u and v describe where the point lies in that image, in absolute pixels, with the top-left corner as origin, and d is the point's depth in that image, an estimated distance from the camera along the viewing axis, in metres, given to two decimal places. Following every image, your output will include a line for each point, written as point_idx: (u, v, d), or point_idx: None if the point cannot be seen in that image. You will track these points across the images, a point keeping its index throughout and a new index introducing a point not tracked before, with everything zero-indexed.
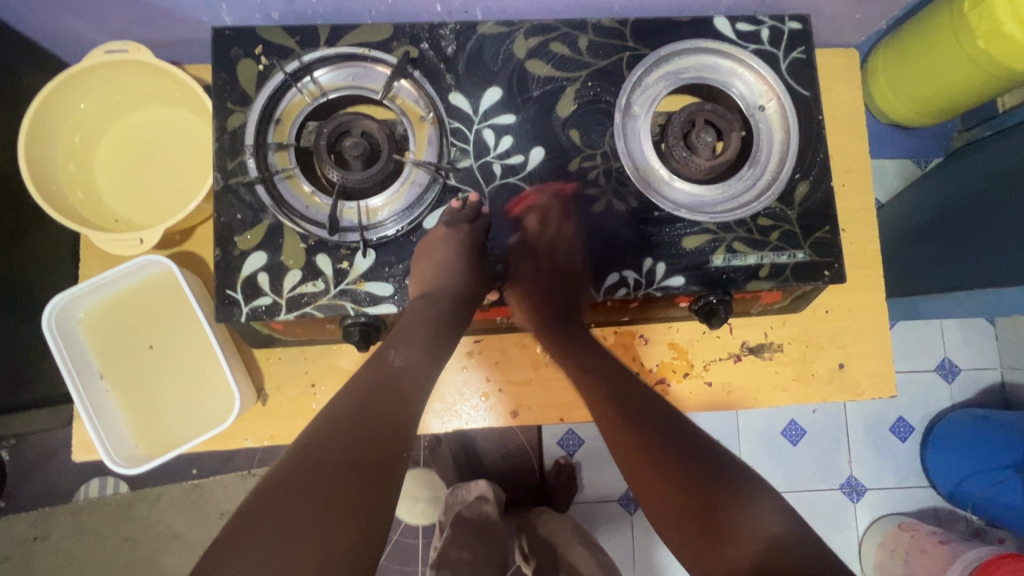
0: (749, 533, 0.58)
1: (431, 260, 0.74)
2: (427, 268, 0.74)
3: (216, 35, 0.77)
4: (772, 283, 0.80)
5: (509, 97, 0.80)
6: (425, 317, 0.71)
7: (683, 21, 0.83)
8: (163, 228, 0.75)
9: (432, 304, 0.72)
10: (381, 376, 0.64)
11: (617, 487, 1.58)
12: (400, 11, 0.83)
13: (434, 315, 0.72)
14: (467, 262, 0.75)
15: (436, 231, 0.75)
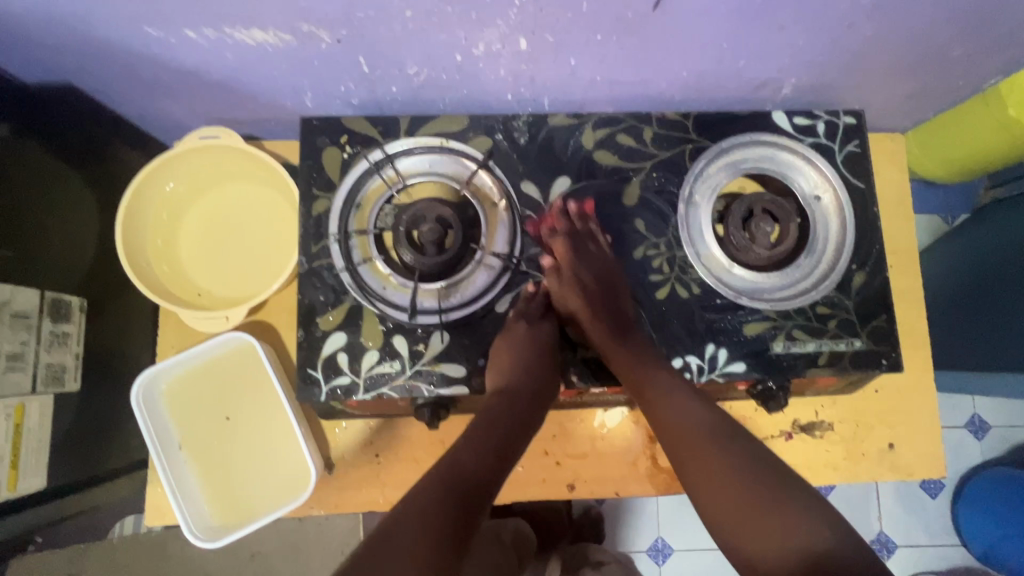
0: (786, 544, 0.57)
1: (501, 360, 0.76)
2: (504, 362, 0.76)
3: (304, 125, 0.82)
4: (831, 370, 0.82)
5: (577, 186, 0.84)
6: (497, 415, 0.72)
7: (742, 115, 0.87)
8: (247, 307, 0.79)
9: (507, 403, 0.73)
10: (450, 476, 0.64)
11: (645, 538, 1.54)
12: (472, 99, 0.88)
13: (507, 414, 0.72)
14: (546, 355, 0.78)
15: (517, 325, 0.78)
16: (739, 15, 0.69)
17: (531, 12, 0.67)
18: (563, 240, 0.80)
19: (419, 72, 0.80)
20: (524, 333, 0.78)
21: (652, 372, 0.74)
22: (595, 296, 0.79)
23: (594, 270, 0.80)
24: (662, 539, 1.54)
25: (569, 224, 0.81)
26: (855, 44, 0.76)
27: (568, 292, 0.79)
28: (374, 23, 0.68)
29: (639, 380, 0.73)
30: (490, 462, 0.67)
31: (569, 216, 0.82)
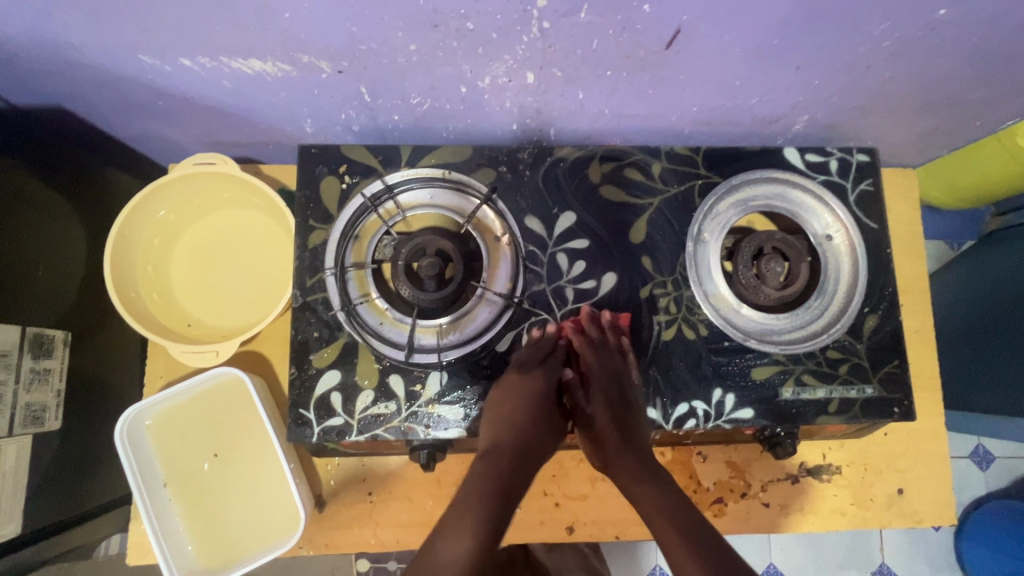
0: None
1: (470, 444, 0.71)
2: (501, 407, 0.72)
3: (302, 154, 0.80)
4: (841, 417, 0.79)
5: (605, 319, 0.78)
6: (485, 480, 0.67)
7: (753, 151, 0.85)
8: (238, 341, 0.76)
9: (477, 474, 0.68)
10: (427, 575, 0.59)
11: (644, 565, 1.41)
12: (477, 129, 0.85)
13: (494, 476, 0.67)
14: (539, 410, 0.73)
15: (511, 374, 0.74)
16: (755, 55, 0.66)
17: (540, 48, 0.64)
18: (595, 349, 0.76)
19: (422, 102, 0.77)
20: (512, 394, 0.73)
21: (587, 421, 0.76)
22: (614, 407, 0.74)
23: (621, 391, 0.75)
24: (662, 568, 1.40)
25: (595, 337, 0.77)
26: (873, 86, 0.73)
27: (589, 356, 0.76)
28: (377, 55, 0.66)
29: (625, 485, 0.70)
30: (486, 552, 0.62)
31: (603, 329, 0.78)
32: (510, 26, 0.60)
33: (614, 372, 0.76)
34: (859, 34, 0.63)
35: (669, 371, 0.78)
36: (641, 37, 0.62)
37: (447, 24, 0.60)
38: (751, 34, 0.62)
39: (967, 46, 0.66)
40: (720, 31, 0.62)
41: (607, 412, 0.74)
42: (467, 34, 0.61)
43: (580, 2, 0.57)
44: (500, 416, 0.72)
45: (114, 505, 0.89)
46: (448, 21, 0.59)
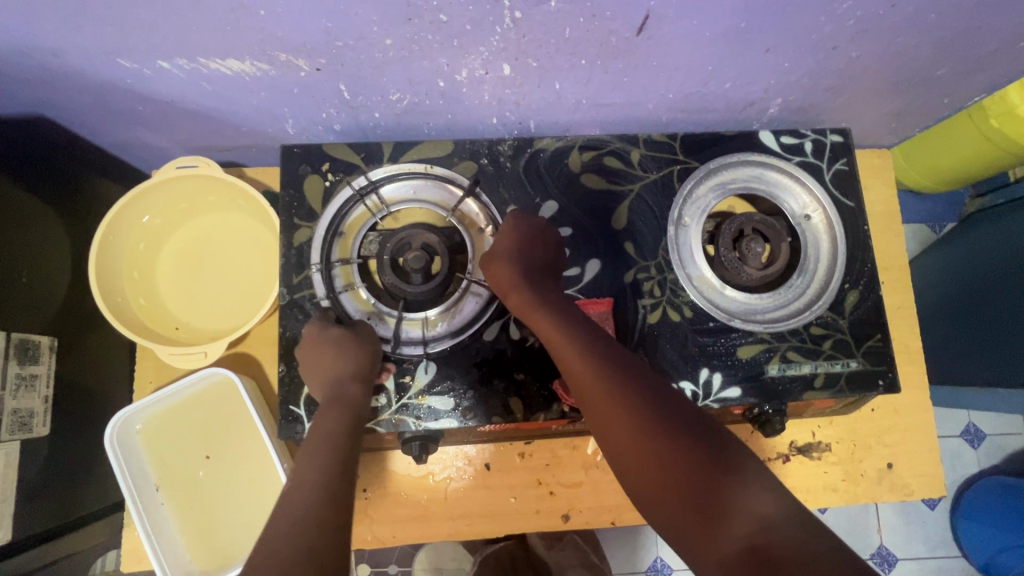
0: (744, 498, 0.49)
1: (323, 330, 0.73)
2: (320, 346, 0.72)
3: (284, 153, 0.80)
4: (827, 392, 0.80)
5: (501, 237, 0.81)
6: (334, 409, 0.68)
7: (729, 136, 0.87)
8: (225, 342, 0.76)
9: (357, 352, 0.71)
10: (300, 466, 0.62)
11: (645, 557, 1.41)
12: (458, 123, 0.87)
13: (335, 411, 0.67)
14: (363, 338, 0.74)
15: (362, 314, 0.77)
16: (725, 39, 0.68)
17: (513, 38, 0.65)
18: (506, 236, 0.76)
19: (401, 98, 0.78)
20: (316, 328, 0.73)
21: (580, 374, 0.62)
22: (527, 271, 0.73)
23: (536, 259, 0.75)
24: (663, 559, 1.41)
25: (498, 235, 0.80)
26: (841, 66, 0.75)
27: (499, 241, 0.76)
28: (354, 51, 0.67)
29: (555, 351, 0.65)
30: (357, 425, 0.68)
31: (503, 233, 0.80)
32: (483, 17, 0.61)
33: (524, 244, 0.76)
34: (824, 14, 0.64)
35: (657, 352, 0.79)
36: (612, 24, 0.63)
37: (421, 17, 0.61)
38: (719, 19, 0.64)
39: (929, 22, 0.67)
40: (689, 15, 0.63)
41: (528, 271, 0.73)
42: (441, 26, 0.62)
43: None
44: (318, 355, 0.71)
45: (106, 514, 0.89)
46: (422, 14, 0.60)
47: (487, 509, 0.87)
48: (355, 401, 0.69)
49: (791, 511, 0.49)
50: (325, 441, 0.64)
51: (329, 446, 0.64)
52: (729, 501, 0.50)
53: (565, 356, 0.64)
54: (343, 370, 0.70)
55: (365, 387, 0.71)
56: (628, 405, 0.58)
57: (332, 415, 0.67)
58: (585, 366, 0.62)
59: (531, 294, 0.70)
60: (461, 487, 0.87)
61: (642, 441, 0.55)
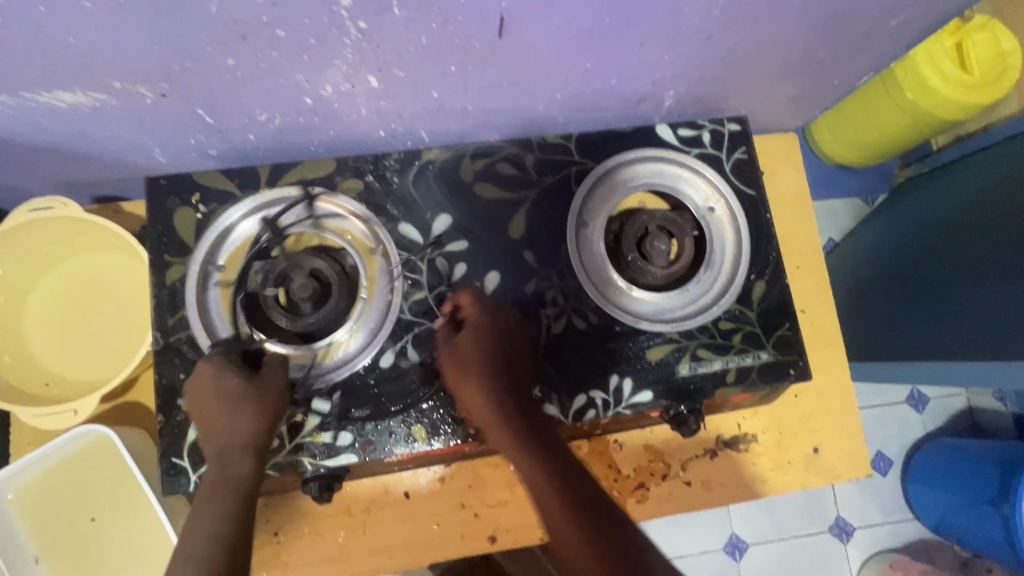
0: None
1: (218, 379, 0.67)
2: (212, 402, 0.66)
3: (150, 186, 0.74)
4: (739, 387, 0.79)
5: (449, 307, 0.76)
6: (227, 480, 0.63)
7: (626, 132, 0.84)
8: (96, 397, 0.70)
9: (251, 409, 0.66)
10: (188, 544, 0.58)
11: None
12: (344, 139, 0.82)
13: (232, 480, 0.63)
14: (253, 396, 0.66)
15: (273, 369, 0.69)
16: (594, 36, 0.65)
17: (367, 49, 0.61)
18: (468, 326, 0.74)
19: (271, 118, 0.73)
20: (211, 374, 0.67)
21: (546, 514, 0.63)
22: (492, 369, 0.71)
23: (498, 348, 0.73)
24: None
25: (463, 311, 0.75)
26: (721, 54, 0.73)
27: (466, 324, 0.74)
28: (198, 74, 0.62)
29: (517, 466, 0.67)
30: (243, 504, 0.62)
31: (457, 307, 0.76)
32: (326, 30, 0.57)
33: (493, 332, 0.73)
34: (687, 5, 0.62)
35: (565, 363, 0.77)
36: (469, 28, 0.60)
37: (257, 34, 0.56)
38: (581, 16, 0.61)
39: (795, 6, 0.65)
40: (548, 15, 0.60)
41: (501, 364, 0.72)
42: (283, 42, 0.58)
43: None
44: (218, 417, 0.66)
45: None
46: (256, 30, 0.55)
47: (409, 540, 0.83)
48: (240, 479, 0.63)
49: None
50: (212, 532, 0.59)
51: (216, 536, 0.58)
52: None
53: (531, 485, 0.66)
54: (234, 434, 0.65)
55: (254, 461, 0.65)
56: (586, 536, 0.59)
57: (217, 504, 0.61)
58: (551, 502, 0.63)
59: (495, 412, 0.69)
60: (381, 519, 0.83)
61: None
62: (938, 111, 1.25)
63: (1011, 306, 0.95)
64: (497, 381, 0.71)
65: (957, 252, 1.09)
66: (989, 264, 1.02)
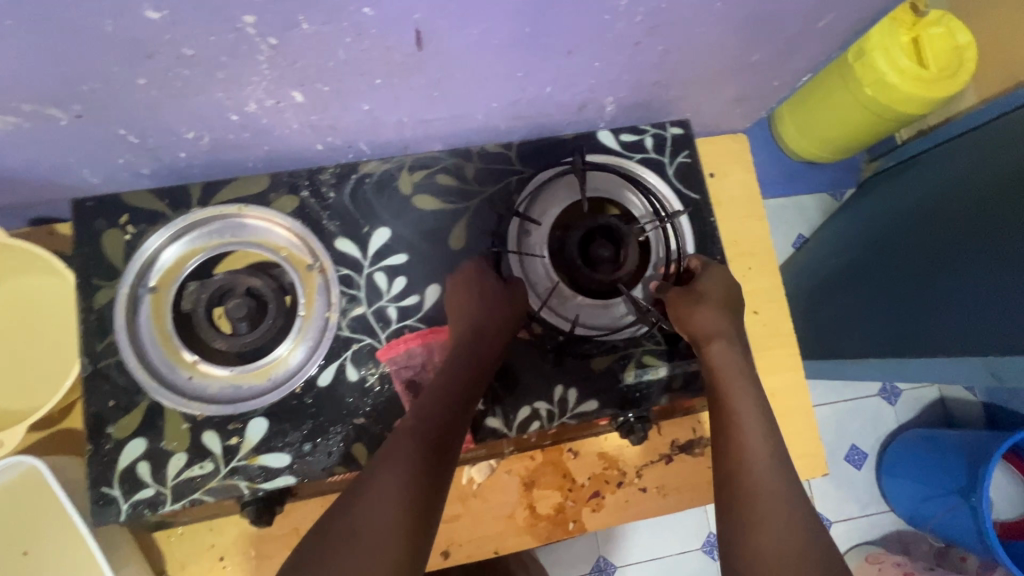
0: (782, 499, 0.59)
1: (484, 282, 0.75)
2: (466, 302, 0.74)
3: (76, 209, 0.73)
4: (685, 392, 0.79)
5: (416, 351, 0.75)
6: (446, 379, 0.69)
7: (567, 139, 0.84)
8: (22, 428, 0.68)
9: (501, 311, 0.73)
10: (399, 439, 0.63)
11: (587, 560, 1.50)
12: (281, 154, 0.81)
13: (455, 378, 0.69)
14: (497, 300, 0.74)
15: (451, 291, 0.76)
16: (518, 45, 0.64)
17: (284, 65, 0.60)
18: (701, 283, 0.78)
19: (200, 135, 0.72)
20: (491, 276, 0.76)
21: (731, 427, 0.66)
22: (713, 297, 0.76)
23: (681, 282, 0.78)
24: (605, 558, 1.50)
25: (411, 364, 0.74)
26: (653, 60, 0.73)
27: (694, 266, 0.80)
28: (110, 94, 0.60)
29: (711, 368, 0.72)
30: (452, 405, 0.67)
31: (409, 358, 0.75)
32: (235, 47, 0.56)
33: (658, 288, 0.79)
34: (608, 13, 0.61)
35: (510, 375, 0.76)
36: (386, 41, 0.59)
37: (163, 53, 0.55)
38: (500, 26, 0.60)
39: (718, 11, 0.65)
40: (467, 25, 0.59)
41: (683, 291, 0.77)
42: (192, 60, 0.56)
43: (292, 14, 0.52)
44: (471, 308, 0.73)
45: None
46: (161, 49, 0.54)
47: None
48: (459, 380, 0.68)
49: (813, 531, 0.56)
50: (427, 427, 0.64)
51: (423, 436, 0.63)
52: (769, 521, 0.57)
53: (733, 400, 0.68)
54: (487, 322, 0.73)
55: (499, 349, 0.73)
56: (751, 425, 0.65)
57: (432, 410, 0.66)
58: (754, 420, 0.66)
59: (732, 346, 0.73)
60: None
61: (787, 499, 0.59)
62: (896, 106, 1.26)
63: (969, 302, 0.96)
64: (682, 302, 0.76)
65: (918, 247, 1.10)
66: (947, 259, 1.02)
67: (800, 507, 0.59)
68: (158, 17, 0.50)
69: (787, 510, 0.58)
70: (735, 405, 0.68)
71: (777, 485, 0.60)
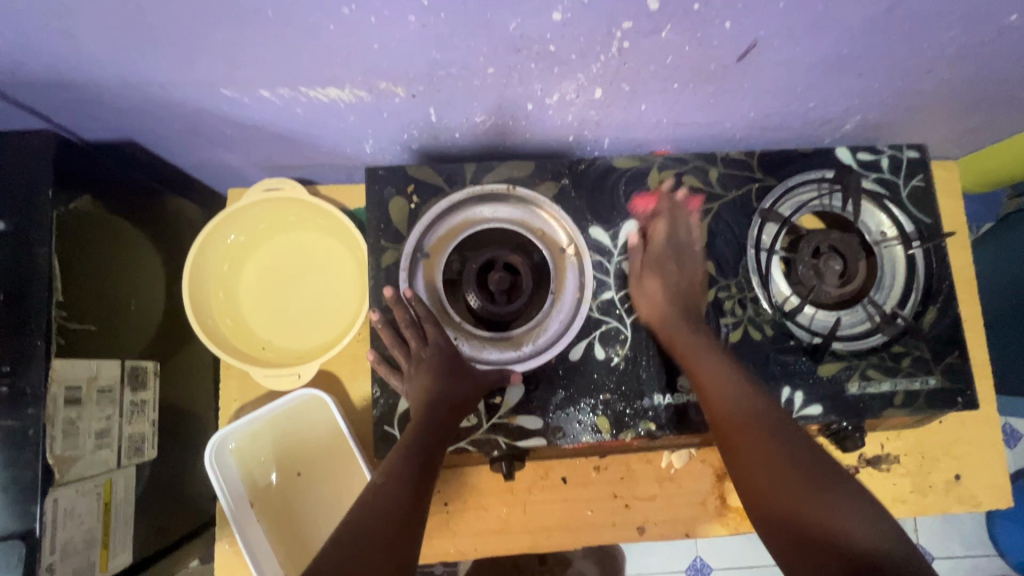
0: (810, 499, 0.60)
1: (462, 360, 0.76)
2: (444, 361, 0.74)
3: (369, 175, 0.81)
4: (906, 409, 0.81)
5: (680, 199, 0.84)
6: (421, 408, 0.71)
7: (806, 152, 0.87)
8: (318, 363, 0.78)
9: (465, 380, 0.74)
10: (410, 442, 0.68)
11: (685, 557, 1.44)
12: (535, 142, 0.87)
13: (425, 411, 0.71)
14: (464, 369, 0.75)
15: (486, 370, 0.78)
16: (819, 62, 0.68)
17: (615, 66, 0.66)
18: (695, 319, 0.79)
19: (487, 119, 0.79)
20: (444, 343, 0.76)
21: (702, 355, 0.75)
22: (677, 295, 0.79)
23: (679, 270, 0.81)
24: (702, 557, 1.44)
25: (667, 207, 0.83)
26: (931, 85, 0.76)
27: (648, 284, 0.80)
28: (453, 79, 0.67)
29: (687, 359, 0.76)
30: (431, 429, 0.70)
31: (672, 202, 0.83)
32: (591, 47, 0.62)
33: (676, 244, 0.82)
34: (923, 36, 0.65)
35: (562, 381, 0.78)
36: (715, 52, 0.64)
37: (530, 49, 0.61)
38: (819, 46, 0.65)
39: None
40: (794, 42, 0.64)
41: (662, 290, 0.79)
42: (547, 56, 0.62)
43: (664, 22, 0.58)
44: (441, 360, 0.74)
45: (205, 527, 0.89)
46: (532, 46, 0.60)
47: (566, 522, 0.89)
48: (447, 399, 0.72)
49: (866, 510, 0.58)
50: (412, 436, 0.69)
51: (408, 444, 0.68)
52: (778, 482, 0.62)
53: (700, 370, 0.74)
54: (452, 386, 0.73)
55: (465, 390, 0.74)
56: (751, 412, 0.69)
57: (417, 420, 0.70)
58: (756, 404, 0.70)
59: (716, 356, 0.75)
60: (540, 500, 0.89)
61: (808, 467, 0.63)
62: None
63: None
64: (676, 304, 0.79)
65: None
66: None
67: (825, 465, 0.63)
68: (557, 19, 0.56)
69: (807, 502, 0.59)
70: (743, 422, 0.68)
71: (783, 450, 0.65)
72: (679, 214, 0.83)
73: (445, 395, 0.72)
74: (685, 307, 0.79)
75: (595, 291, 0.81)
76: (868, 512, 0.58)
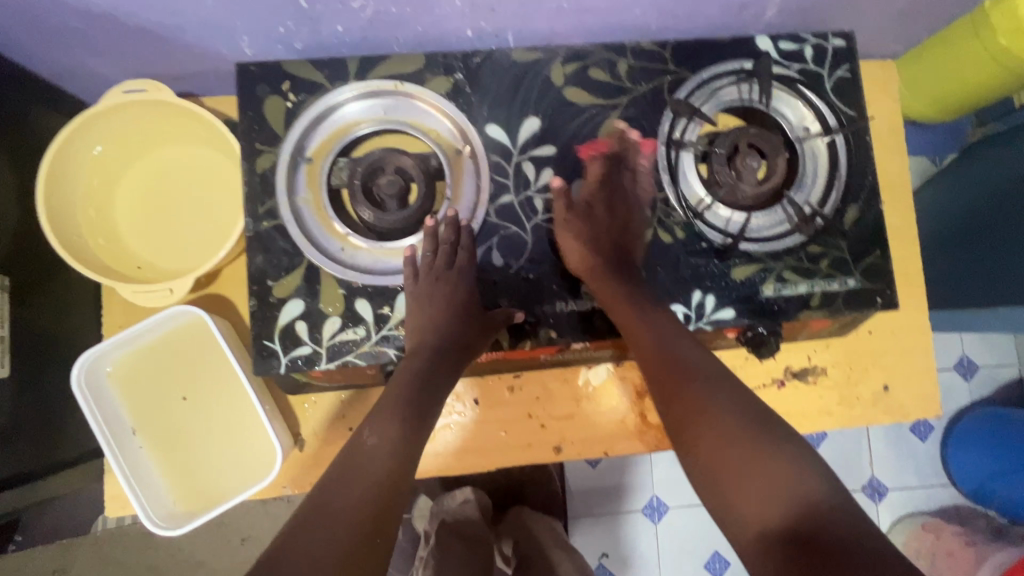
0: (774, 497, 0.54)
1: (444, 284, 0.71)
2: (435, 291, 0.71)
3: (240, 72, 0.73)
4: (824, 311, 0.77)
5: (605, 144, 0.76)
6: (418, 357, 0.68)
7: (724, 42, 0.80)
8: (192, 277, 0.72)
9: (449, 305, 0.70)
10: (404, 395, 0.65)
11: (640, 496, 1.42)
12: (430, 37, 0.80)
13: (420, 360, 0.68)
14: (458, 296, 0.71)
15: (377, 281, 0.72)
16: None
17: None
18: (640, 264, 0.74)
19: (364, 5, 0.71)
20: (433, 265, 0.71)
21: (651, 325, 0.68)
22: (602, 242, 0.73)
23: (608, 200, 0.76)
24: (658, 497, 1.43)
25: (604, 170, 0.76)
26: None
27: (574, 247, 0.73)
28: None
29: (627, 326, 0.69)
30: (424, 377, 0.67)
31: (621, 145, 0.76)
32: None
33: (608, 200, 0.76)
34: None
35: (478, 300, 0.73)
36: None
37: None
38: None
39: None
40: None
41: (584, 245, 0.73)
42: None
43: None
44: (444, 300, 0.70)
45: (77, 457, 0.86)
46: None
47: (479, 444, 0.86)
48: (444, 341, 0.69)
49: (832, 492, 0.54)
50: (405, 387, 0.66)
51: (402, 395, 0.65)
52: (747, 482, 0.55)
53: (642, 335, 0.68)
54: (442, 323, 0.70)
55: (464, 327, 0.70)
56: (711, 395, 0.62)
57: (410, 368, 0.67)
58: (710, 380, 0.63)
59: (673, 330, 0.69)
60: (452, 422, 0.86)
61: (775, 455, 0.56)
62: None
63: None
64: (597, 264, 0.72)
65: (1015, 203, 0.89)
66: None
67: (792, 447, 0.57)
68: None
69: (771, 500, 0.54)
70: (698, 401, 0.61)
71: (745, 434, 0.58)
72: (602, 164, 0.75)
73: (444, 338, 0.69)
74: (614, 260, 0.73)
75: (491, 195, 0.75)
76: (827, 490, 0.53)
